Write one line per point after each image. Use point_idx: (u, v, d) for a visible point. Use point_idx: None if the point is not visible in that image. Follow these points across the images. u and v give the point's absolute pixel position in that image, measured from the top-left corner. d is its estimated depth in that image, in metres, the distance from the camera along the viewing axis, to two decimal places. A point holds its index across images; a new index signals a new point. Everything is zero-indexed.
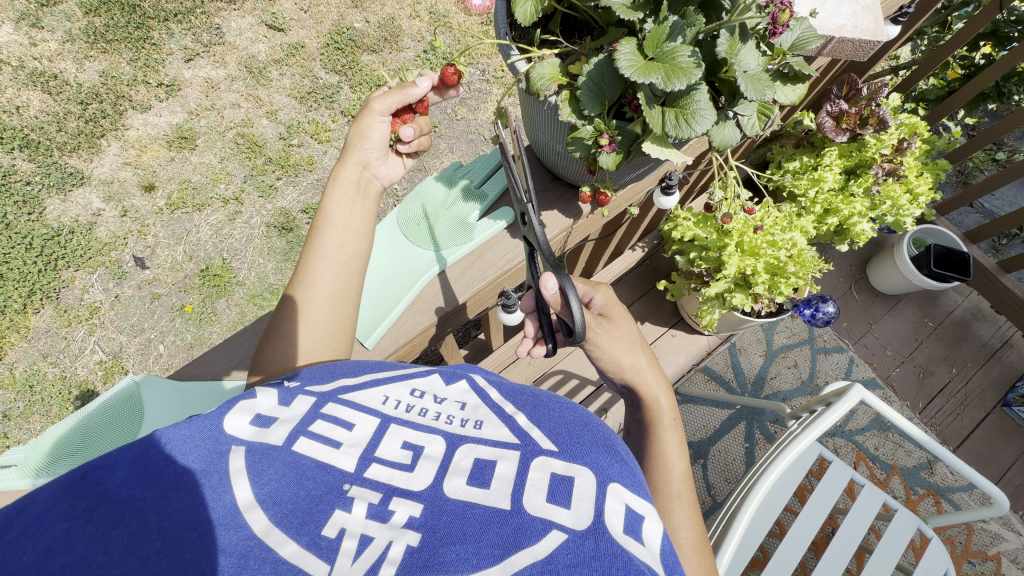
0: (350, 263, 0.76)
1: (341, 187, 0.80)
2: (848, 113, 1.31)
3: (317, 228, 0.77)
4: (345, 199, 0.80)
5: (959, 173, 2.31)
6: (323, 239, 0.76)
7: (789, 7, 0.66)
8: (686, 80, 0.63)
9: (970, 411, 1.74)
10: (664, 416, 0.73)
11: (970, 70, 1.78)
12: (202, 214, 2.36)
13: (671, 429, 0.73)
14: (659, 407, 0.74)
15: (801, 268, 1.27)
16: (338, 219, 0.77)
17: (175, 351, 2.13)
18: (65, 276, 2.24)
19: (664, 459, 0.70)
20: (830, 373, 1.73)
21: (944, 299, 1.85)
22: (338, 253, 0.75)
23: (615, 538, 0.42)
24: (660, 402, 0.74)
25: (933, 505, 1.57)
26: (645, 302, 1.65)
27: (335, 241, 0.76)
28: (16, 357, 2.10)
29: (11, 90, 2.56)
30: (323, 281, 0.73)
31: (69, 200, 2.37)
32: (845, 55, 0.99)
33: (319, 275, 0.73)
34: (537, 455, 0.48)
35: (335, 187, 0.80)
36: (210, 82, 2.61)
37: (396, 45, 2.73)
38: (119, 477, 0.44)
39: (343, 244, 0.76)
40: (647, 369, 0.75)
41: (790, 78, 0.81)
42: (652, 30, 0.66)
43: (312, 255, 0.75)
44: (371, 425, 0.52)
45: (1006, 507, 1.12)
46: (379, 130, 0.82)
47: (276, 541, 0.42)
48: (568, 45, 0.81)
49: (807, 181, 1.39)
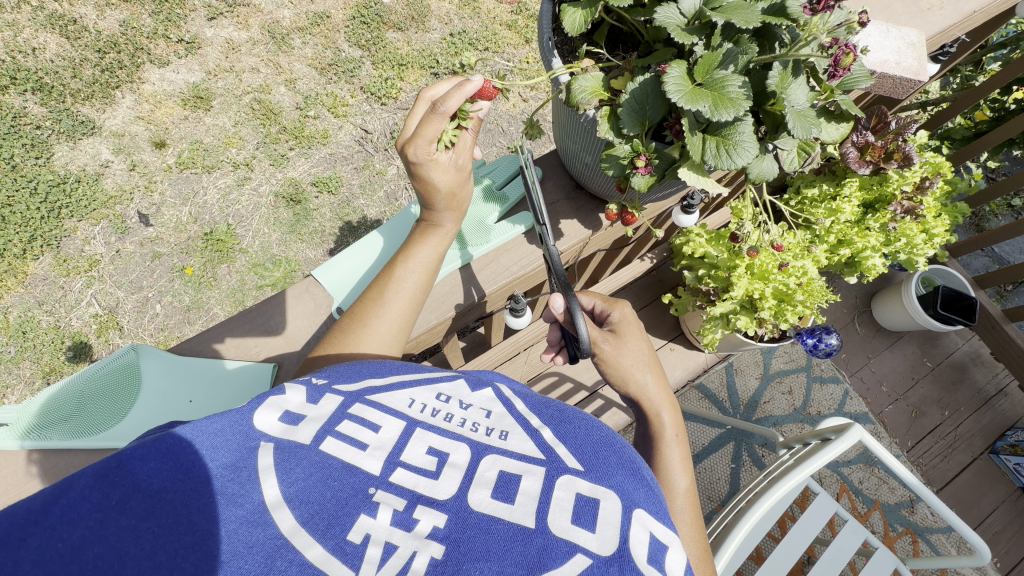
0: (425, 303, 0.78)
1: (446, 235, 0.82)
2: (875, 147, 1.27)
3: (399, 262, 0.78)
4: (442, 243, 0.82)
5: (974, 216, 2.29)
6: (406, 276, 0.76)
7: (853, 50, 0.66)
8: (733, 111, 0.62)
9: (957, 455, 1.74)
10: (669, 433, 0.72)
11: (1000, 114, 1.76)
12: (211, 176, 2.33)
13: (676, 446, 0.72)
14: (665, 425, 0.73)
15: (809, 298, 1.25)
16: (428, 264, 0.78)
17: (171, 312, 2.12)
18: (67, 225, 2.21)
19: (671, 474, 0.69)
20: (824, 403, 1.73)
21: (945, 341, 1.85)
22: (419, 293, 0.76)
23: (640, 568, 0.42)
24: (663, 418, 0.73)
25: (910, 544, 1.58)
26: (647, 313, 1.62)
27: (416, 281, 0.76)
28: (11, 302, 2.09)
29: (28, 30, 2.52)
30: (393, 314, 0.73)
31: (78, 148, 2.34)
32: (885, 91, 0.98)
33: (392, 310, 0.73)
34: (563, 473, 0.48)
35: (439, 236, 0.81)
36: (231, 44, 2.57)
37: (423, 25, 2.67)
38: (152, 467, 0.43)
39: (424, 285, 0.77)
40: (651, 386, 0.74)
41: (836, 116, 0.79)
42: (704, 56, 0.64)
43: (392, 286, 0.75)
44: (397, 428, 0.51)
45: (988, 558, 1.10)
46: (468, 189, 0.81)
47: (303, 543, 0.42)
48: (611, 59, 0.79)
49: (824, 211, 1.37)
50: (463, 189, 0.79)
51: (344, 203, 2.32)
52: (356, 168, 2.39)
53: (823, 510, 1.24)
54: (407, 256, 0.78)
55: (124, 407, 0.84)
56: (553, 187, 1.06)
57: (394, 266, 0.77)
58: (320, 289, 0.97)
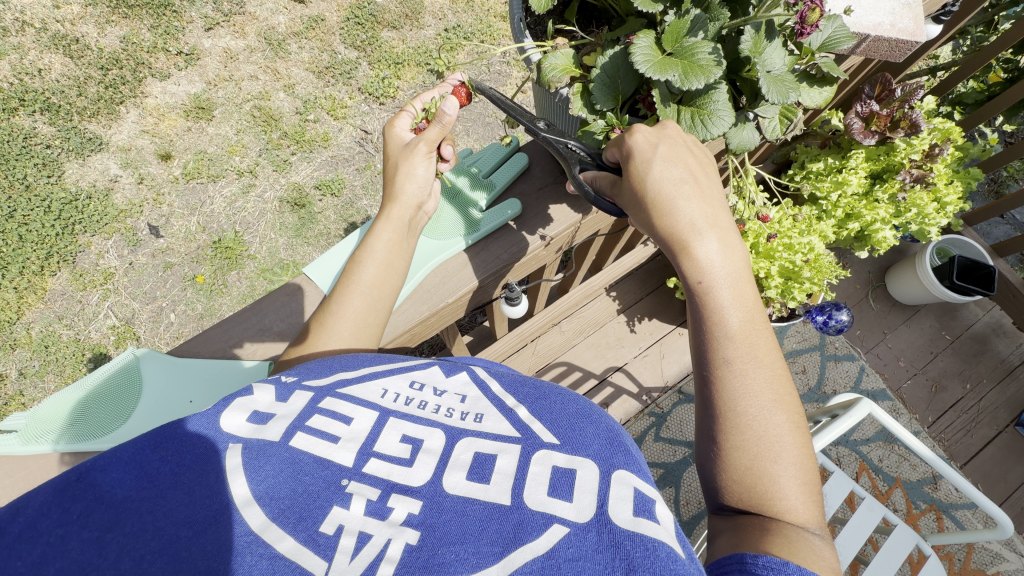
0: (388, 300, 0.75)
1: (393, 224, 0.79)
2: (879, 115, 1.22)
3: (356, 261, 0.76)
4: (393, 235, 0.78)
5: (992, 182, 2.23)
6: (362, 274, 0.75)
7: (819, 6, 0.63)
8: (705, 79, 0.60)
9: (981, 429, 1.69)
10: (713, 269, 0.60)
11: (1014, 74, 1.69)
12: (216, 185, 2.37)
13: (724, 282, 0.60)
14: (707, 263, 0.60)
15: (817, 274, 1.26)
16: (383, 257, 0.76)
17: (186, 320, 2.16)
18: (81, 240, 2.27)
19: (718, 320, 0.60)
20: (839, 381, 1.70)
21: (964, 313, 1.80)
22: (376, 288, 0.74)
23: (623, 529, 0.42)
24: (702, 252, 0.60)
25: (934, 521, 1.54)
26: (654, 298, 1.60)
27: (373, 277, 0.75)
28: (33, 317, 2.16)
29: (33, 52, 2.58)
30: (350, 314, 0.71)
31: (87, 165, 2.40)
32: (880, 55, 0.95)
33: (350, 308, 0.72)
34: (538, 448, 0.49)
35: (386, 224, 0.79)
36: (229, 53, 2.60)
37: (417, 21, 2.67)
38: (114, 478, 0.44)
39: (382, 280, 0.75)
40: (689, 216, 0.61)
41: (818, 80, 0.78)
42: (672, 24, 0.64)
43: (348, 287, 0.74)
44: (370, 419, 0.53)
45: (1010, 530, 1.07)
46: (424, 168, 0.80)
47: (274, 537, 0.43)
48: (584, 36, 0.79)
49: (830, 184, 1.33)
50: (410, 167, 0.79)
51: (348, 204, 2.33)
52: (358, 169, 2.40)
53: (839, 489, 1.21)
54: (363, 251, 0.77)
55: (131, 412, 0.86)
56: (541, 173, 1.07)
57: (350, 264, 0.76)
58: (313, 286, 0.99)
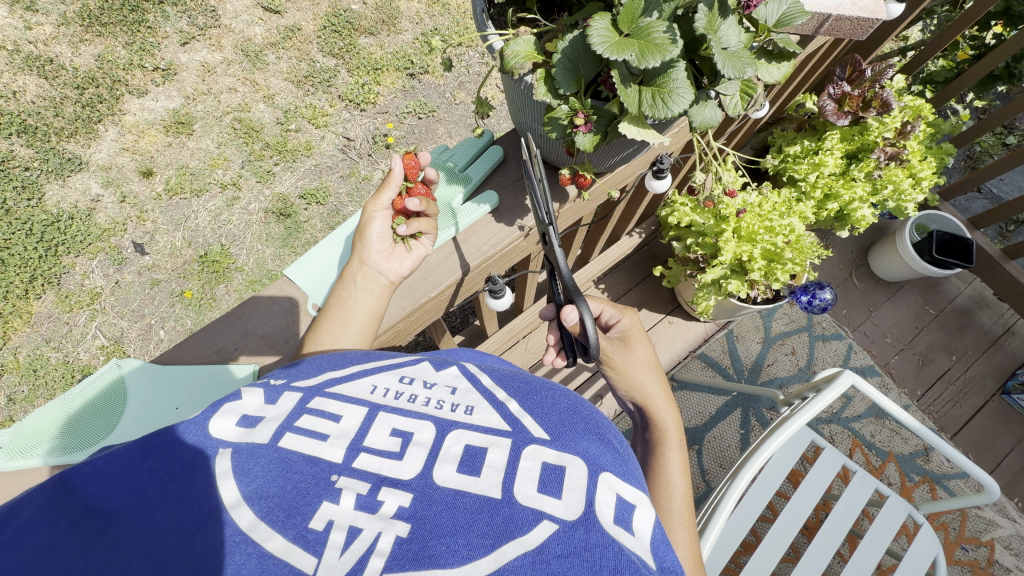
0: None
1: (348, 283, 0.85)
2: (851, 96, 1.26)
3: (317, 323, 0.82)
4: (348, 294, 0.84)
5: (967, 157, 2.28)
6: (319, 335, 0.80)
7: None
8: (661, 57, 0.62)
9: (969, 399, 1.72)
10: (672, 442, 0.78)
11: (980, 51, 1.72)
12: (200, 199, 2.35)
13: (677, 453, 0.77)
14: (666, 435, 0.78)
15: (798, 255, 1.26)
16: (339, 318, 0.82)
17: (175, 336, 2.15)
18: (65, 261, 2.25)
19: (670, 477, 0.75)
20: (828, 360, 1.72)
21: (947, 286, 1.83)
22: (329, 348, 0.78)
23: (605, 529, 0.44)
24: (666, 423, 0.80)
25: (928, 492, 1.56)
26: (642, 289, 1.64)
27: (329, 336, 0.79)
28: (20, 341, 2.13)
29: (6, 75, 2.55)
30: None
31: (68, 185, 2.38)
32: (844, 34, 0.97)
33: None
34: (529, 443, 0.50)
35: (343, 284, 0.86)
36: (206, 66, 2.59)
37: (394, 26, 2.68)
38: (106, 491, 0.44)
39: (335, 338, 0.79)
40: (657, 393, 0.81)
41: (776, 56, 0.80)
42: (627, 5, 0.65)
43: (307, 346, 0.79)
44: (360, 415, 0.53)
45: (996, 494, 1.09)
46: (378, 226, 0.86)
47: (262, 536, 0.43)
48: (545, 23, 0.80)
49: (808, 166, 1.35)
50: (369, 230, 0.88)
51: (334, 212, 2.33)
52: (342, 176, 2.40)
53: (832, 463, 1.23)
54: (323, 314, 0.83)
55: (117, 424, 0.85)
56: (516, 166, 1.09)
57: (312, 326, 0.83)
58: (296, 288, 0.98)
